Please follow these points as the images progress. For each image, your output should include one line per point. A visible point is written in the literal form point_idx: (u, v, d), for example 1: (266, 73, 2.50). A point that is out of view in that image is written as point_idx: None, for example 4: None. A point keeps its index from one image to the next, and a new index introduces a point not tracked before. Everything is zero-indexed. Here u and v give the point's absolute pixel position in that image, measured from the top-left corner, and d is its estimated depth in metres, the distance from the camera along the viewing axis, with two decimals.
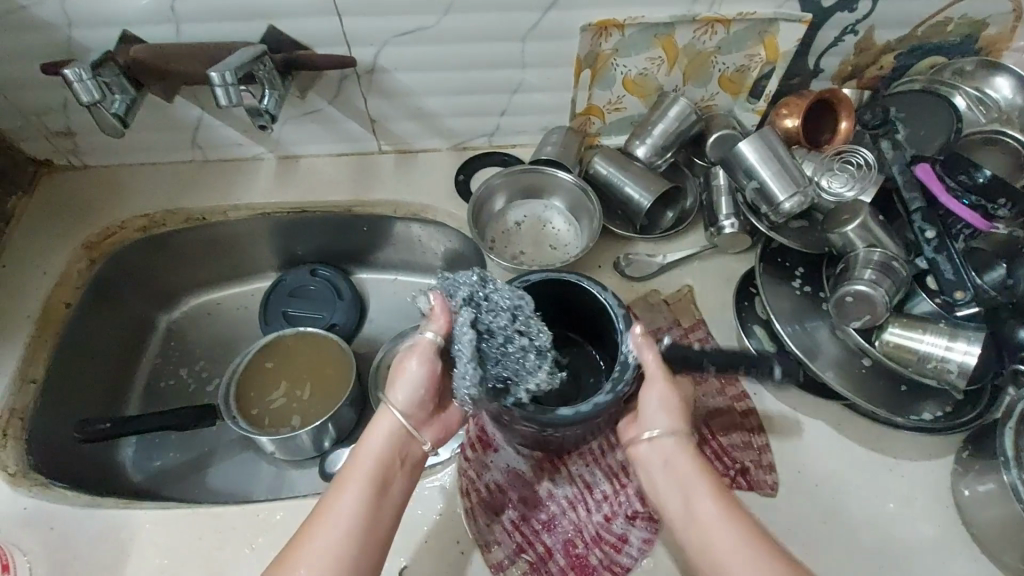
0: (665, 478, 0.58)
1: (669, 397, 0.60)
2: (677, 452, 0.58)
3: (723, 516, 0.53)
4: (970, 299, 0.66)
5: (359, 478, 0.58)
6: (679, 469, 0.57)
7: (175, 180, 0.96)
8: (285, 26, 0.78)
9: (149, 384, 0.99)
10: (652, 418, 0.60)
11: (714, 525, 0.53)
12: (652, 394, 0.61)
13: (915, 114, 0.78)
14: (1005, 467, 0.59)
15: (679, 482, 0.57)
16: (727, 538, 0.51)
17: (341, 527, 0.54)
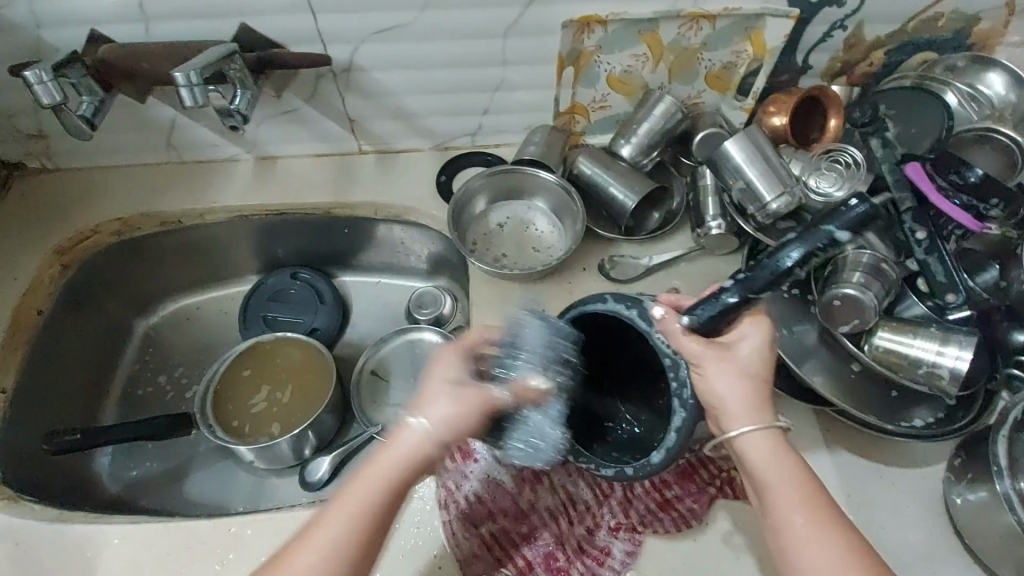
0: (755, 474, 0.54)
1: (739, 389, 0.55)
2: (772, 449, 0.54)
3: (812, 531, 0.50)
4: (962, 302, 0.64)
5: (371, 489, 0.52)
6: (770, 472, 0.53)
7: (150, 183, 0.94)
8: (258, 23, 0.76)
9: (126, 391, 0.97)
10: (738, 416, 0.55)
11: (806, 539, 0.50)
12: (715, 375, 0.56)
13: (905, 111, 0.76)
14: (998, 477, 0.57)
15: (769, 485, 0.53)
16: (825, 559, 0.49)
17: (325, 548, 0.50)
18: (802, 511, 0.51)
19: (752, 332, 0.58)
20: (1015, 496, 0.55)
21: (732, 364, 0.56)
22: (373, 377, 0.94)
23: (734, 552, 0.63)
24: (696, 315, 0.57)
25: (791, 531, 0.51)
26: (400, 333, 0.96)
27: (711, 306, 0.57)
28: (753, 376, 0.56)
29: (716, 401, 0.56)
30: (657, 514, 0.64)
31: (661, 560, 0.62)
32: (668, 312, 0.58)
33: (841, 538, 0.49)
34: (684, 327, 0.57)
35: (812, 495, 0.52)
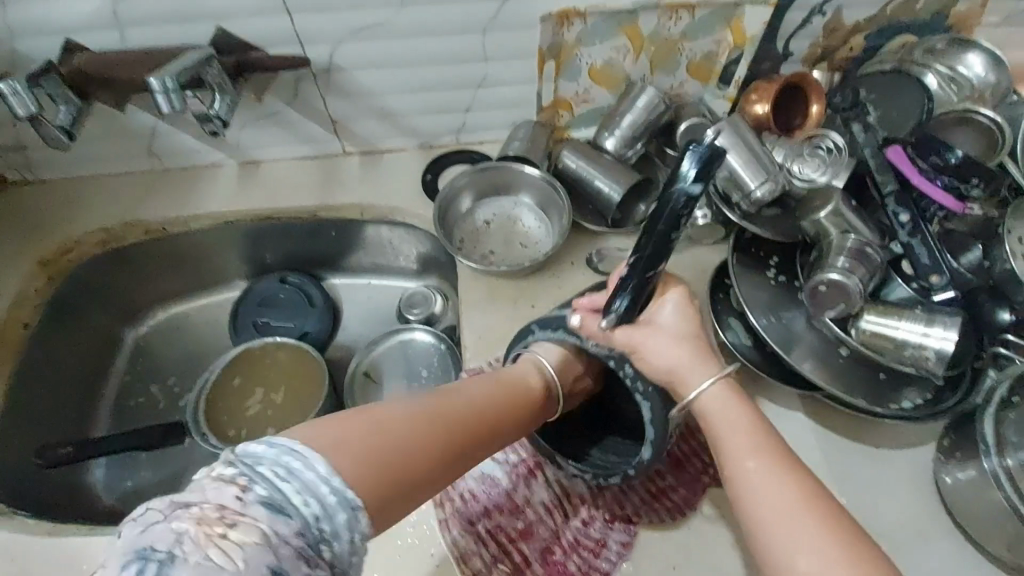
0: (718, 425, 0.54)
1: (686, 351, 0.57)
2: (729, 400, 0.55)
3: (766, 479, 0.49)
4: (946, 284, 0.66)
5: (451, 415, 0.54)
6: (724, 420, 0.54)
7: (133, 192, 0.93)
8: (235, 27, 0.75)
9: (118, 402, 0.97)
10: (694, 373, 0.57)
11: (757, 478, 0.50)
12: (655, 350, 0.58)
13: (884, 96, 0.77)
14: (985, 455, 0.57)
15: (723, 430, 0.54)
16: (777, 498, 0.48)
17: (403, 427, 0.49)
18: (756, 455, 0.51)
19: (668, 303, 0.60)
20: (1002, 473, 0.56)
21: (663, 336, 0.58)
22: (366, 379, 0.94)
23: (729, 540, 0.63)
24: (613, 313, 0.58)
25: (744, 472, 0.50)
26: (392, 334, 0.96)
27: (623, 296, 0.57)
28: (687, 337, 0.58)
29: (670, 371, 0.57)
30: (651, 504, 0.65)
31: (657, 550, 0.63)
32: (585, 317, 0.61)
33: (794, 479, 0.49)
34: (607, 326, 0.59)
35: (767, 443, 0.52)
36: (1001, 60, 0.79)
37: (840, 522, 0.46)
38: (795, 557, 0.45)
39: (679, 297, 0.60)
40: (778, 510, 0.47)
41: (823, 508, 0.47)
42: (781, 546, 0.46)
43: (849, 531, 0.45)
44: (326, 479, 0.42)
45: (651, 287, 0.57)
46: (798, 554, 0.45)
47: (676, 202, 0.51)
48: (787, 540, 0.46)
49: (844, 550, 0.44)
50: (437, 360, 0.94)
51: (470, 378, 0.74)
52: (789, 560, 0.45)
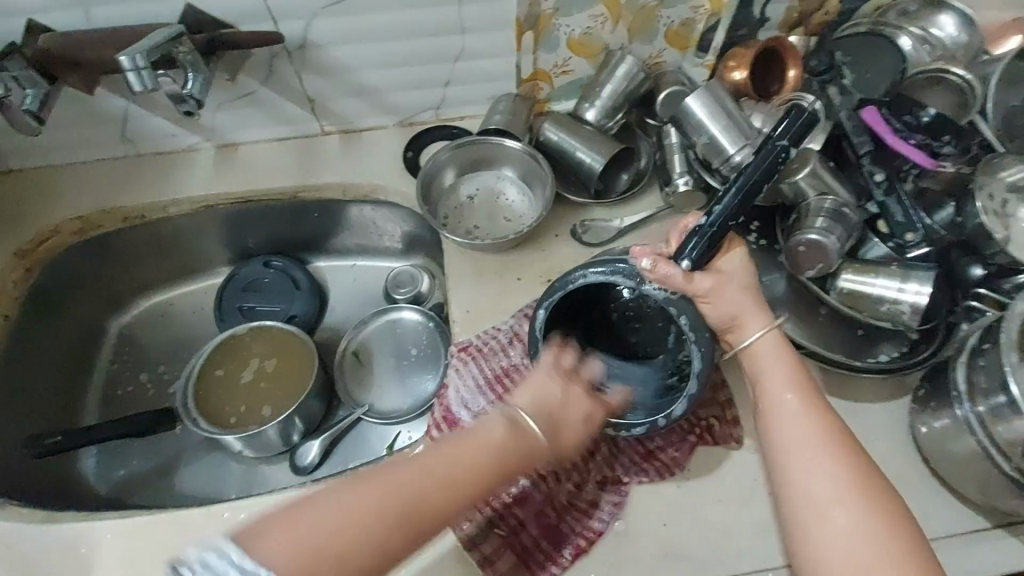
0: (767, 367, 0.57)
1: (739, 300, 0.59)
2: (778, 352, 0.58)
3: (804, 413, 0.53)
4: (921, 240, 0.67)
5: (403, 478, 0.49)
6: (770, 368, 0.57)
7: (108, 178, 0.91)
8: (204, 3, 0.73)
9: (105, 393, 0.96)
10: (751, 321, 0.59)
11: (792, 415, 0.53)
12: (728, 293, 0.58)
13: (860, 58, 0.78)
14: (958, 402, 0.60)
15: (766, 374, 0.57)
16: (802, 430, 0.52)
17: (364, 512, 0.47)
18: (795, 391, 0.55)
19: (735, 253, 0.60)
20: (974, 419, 0.59)
21: (732, 285, 0.59)
22: (357, 359, 0.95)
23: (713, 495, 0.65)
24: (690, 253, 0.57)
25: (781, 404, 0.55)
26: (380, 314, 0.96)
27: (696, 243, 0.58)
28: (746, 285, 0.60)
29: (728, 318, 0.59)
30: (640, 465, 0.66)
31: (648, 508, 0.65)
32: (658, 260, 0.56)
33: (822, 419, 0.53)
34: (685, 269, 0.57)
35: (806, 386, 0.56)
36: (971, 21, 0.80)
37: (861, 461, 0.50)
38: (812, 480, 0.50)
39: (740, 250, 0.61)
40: (802, 441, 0.52)
41: (846, 446, 0.51)
42: (800, 467, 0.51)
43: (865, 468, 0.50)
44: (239, 562, 0.43)
45: (722, 238, 0.59)
46: (818, 476, 0.50)
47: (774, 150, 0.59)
48: (808, 464, 0.50)
49: (859, 485, 0.49)
50: (426, 338, 0.95)
51: (459, 350, 0.74)
52: (806, 480, 0.50)
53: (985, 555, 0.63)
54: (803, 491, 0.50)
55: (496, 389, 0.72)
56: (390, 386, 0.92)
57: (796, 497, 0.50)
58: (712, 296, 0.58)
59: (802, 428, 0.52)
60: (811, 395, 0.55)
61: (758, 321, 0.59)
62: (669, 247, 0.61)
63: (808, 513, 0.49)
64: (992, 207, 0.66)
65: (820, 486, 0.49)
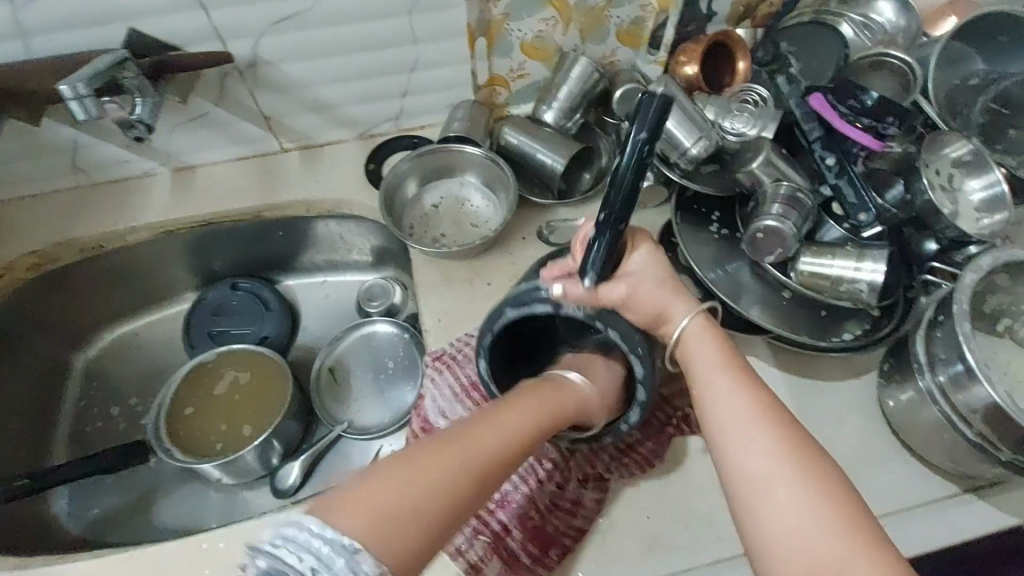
0: (700, 349, 0.57)
1: (665, 293, 0.58)
2: (705, 333, 0.58)
3: (737, 388, 0.53)
4: (874, 220, 0.69)
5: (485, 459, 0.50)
6: (699, 350, 0.57)
7: (62, 210, 0.88)
8: (148, 26, 0.72)
9: (73, 430, 0.93)
10: (675, 310, 0.59)
11: (724, 392, 0.53)
12: (644, 293, 0.58)
13: (804, 46, 0.80)
14: (920, 373, 0.62)
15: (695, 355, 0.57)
16: (738, 407, 0.51)
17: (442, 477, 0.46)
18: (727, 372, 0.54)
19: (639, 253, 0.59)
20: (936, 389, 0.60)
21: (643, 282, 0.58)
22: (332, 376, 0.94)
23: (694, 483, 0.66)
24: (592, 269, 0.55)
25: (713, 384, 0.54)
26: (354, 328, 0.95)
27: (595, 258, 0.55)
28: (658, 277, 0.58)
29: (654, 312, 0.58)
30: (621, 459, 0.67)
31: (630, 502, 0.65)
32: (567, 285, 0.56)
33: (755, 395, 0.52)
34: (592, 288, 0.55)
35: (739, 365, 0.55)
36: (908, 4, 0.83)
37: (795, 431, 0.49)
38: (745, 456, 0.49)
39: (645, 248, 0.60)
40: (735, 421, 0.51)
41: (778, 419, 0.50)
42: (736, 447, 0.49)
43: (800, 442, 0.48)
44: (320, 532, 0.40)
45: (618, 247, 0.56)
46: (754, 451, 0.48)
47: (636, 152, 0.49)
48: (742, 442, 0.49)
49: (795, 459, 0.47)
50: (403, 350, 0.94)
51: (433, 360, 0.74)
52: (741, 461, 0.48)
53: (958, 519, 0.64)
54: (741, 472, 0.48)
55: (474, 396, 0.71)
56: (369, 401, 0.92)
57: (736, 476, 0.48)
58: (630, 303, 0.57)
59: (739, 407, 0.51)
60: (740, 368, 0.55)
61: (685, 307, 0.59)
62: (575, 262, 0.59)
63: (748, 494, 0.47)
64: (940, 182, 0.69)
65: (758, 464, 0.48)
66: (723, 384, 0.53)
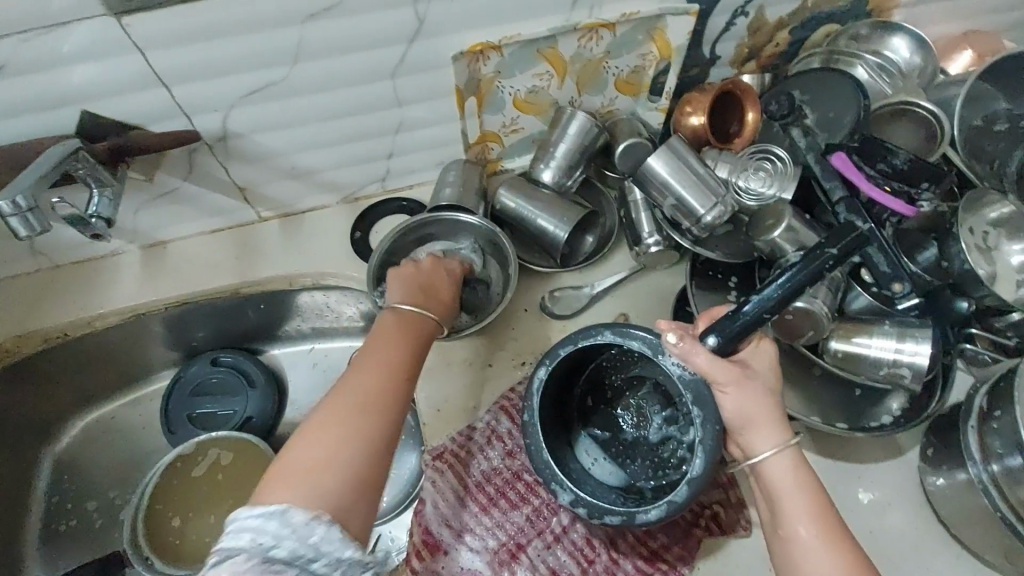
0: (785, 491, 0.50)
1: (759, 404, 0.53)
2: (792, 469, 0.51)
3: (823, 544, 0.48)
4: (908, 290, 0.62)
5: (346, 404, 0.52)
6: (786, 492, 0.50)
7: (22, 298, 0.81)
8: (102, 108, 0.65)
9: (46, 532, 0.86)
10: (763, 435, 0.52)
11: (812, 550, 0.48)
12: (740, 388, 0.53)
13: (818, 95, 0.73)
14: (969, 461, 0.56)
15: (778, 495, 0.50)
16: (826, 572, 0.46)
17: (328, 449, 0.50)
18: (814, 521, 0.49)
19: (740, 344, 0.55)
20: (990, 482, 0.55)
21: (756, 381, 0.53)
22: None
23: None
24: (719, 331, 0.52)
25: (801, 539, 0.48)
26: None
27: (730, 323, 0.53)
28: (768, 388, 0.54)
29: (738, 420, 0.53)
30: (647, 570, 0.61)
31: None
32: (683, 337, 0.53)
33: (848, 556, 0.47)
34: (708, 349, 0.52)
35: (824, 510, 0.49)
36: (925, 43, 0.77)
37: None
38: None
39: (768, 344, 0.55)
40: None
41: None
42: None
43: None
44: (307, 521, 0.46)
45: (755, 329, 0.53)
46: None
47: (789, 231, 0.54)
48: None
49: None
50: None
51: (433, 459, 0.67)
52: None
53: None
54: None
55: (476, 498, 0.65)
56: None
57: None
58: (733, 387, 0.52)
59: (829, 571, 0.47)
60: (825, 519, 0.49)
61: (771, 433, 0.52)
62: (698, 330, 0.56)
63: None
64: (975, 244, 0.63)
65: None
66: (810, 543, 0.48)
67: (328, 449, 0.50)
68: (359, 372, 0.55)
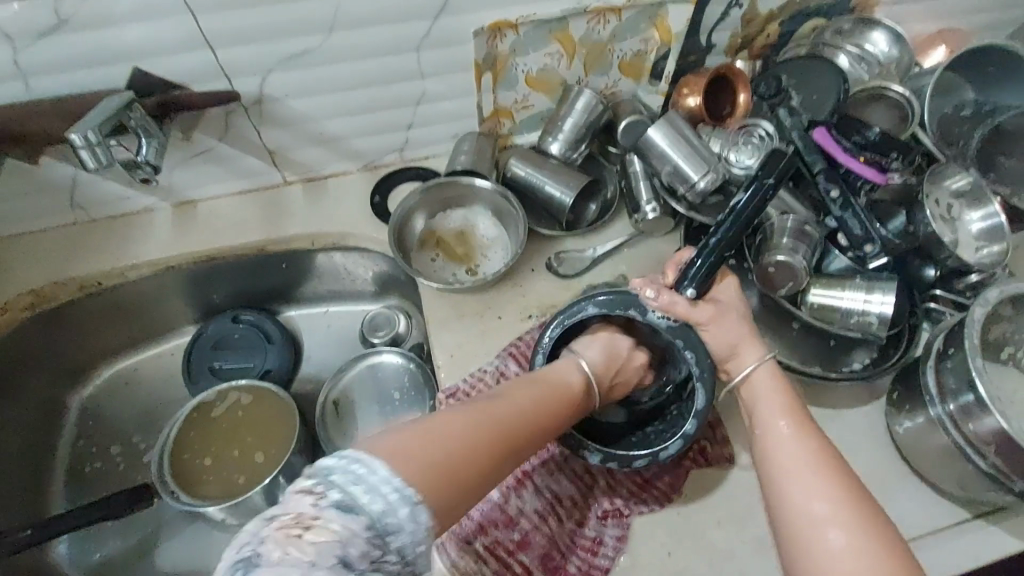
0: (765, 397, 0.59)
1: (736, 331, 0.62)
2: (773, 383, 0.60)
3: (795, 434, 0.55)
4: (879, 251, 0.69)
5: (510, 414, 0.53)
6: (767, 399, 0.59)
7: (60, 248, 0.86)
8: (152, 66, 0.71)
9: (71, 472, 0.91)
10: (743, 356, 0.62)
11: (784, 438, 0.55)
12: (723, 323, 0.62)
13: (803, 79, 0.81)
14: (931, 404, 0.63)
15: (759, 402, 0.59)
16: (796, 454, 0.53)
17: (473, 441, 0.48)
18: (788, 418, 0.56)
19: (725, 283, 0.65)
20: (947, 418, 0.62)
21: (731, 313, 0.63)
22: (337, 408, 0.92)
23: (713, 517, 0.66)
24: (691, 279, 0.62)
25: (775, 431, 0.56)
26: (359, 359, 0.94)
27: (696, 270, 0.62)
28: (742, 316, 0.63)
29: (722, 350, 0.62)
30: (639, 495, 0.67)
31: (648, 539, 0.65)
32: (661, 291, 0.62)
33: (816, 444, 0.54)
34: (688, 298, 0.62)
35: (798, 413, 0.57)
36: (902, 37, 0.85)
37: (850, 479, 0.50)
38: (803, 499, 0.50)
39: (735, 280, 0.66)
40: (792, 467, 0.52)
41: (841, 473, 0.51)
42: (794, 490, 0.51)
43: (860, 495, 0.49)
44: (388, 479, 0.42)
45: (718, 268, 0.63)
46: (813, 496, 0.50)
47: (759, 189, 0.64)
48: (804, 485, 0.50)
49: (856, 513, 0.48)
50: (408, 380, 0.93)
51: (447, 397, 0.73)
52: (800, 503, 0.50)
53: (968, 545, 0.66)
54: (800, 514, 0.50)
55: None
56: (376, 433, 0.91)
57: (795, 516, 0.50)
58: (711, 324, 0.62)
59: (798, 454, 0.53)
60: (801, 418, 0.56)
61: (751, 352, 0.61)
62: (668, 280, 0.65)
63: (803, 535, 0.49)
64: (940, 213, 0.71)
65: (818, 507, 0.49)
66: (783, 432, 0.55)
67: (470, 443, 0.48)
68: (522, 390, 0.57)
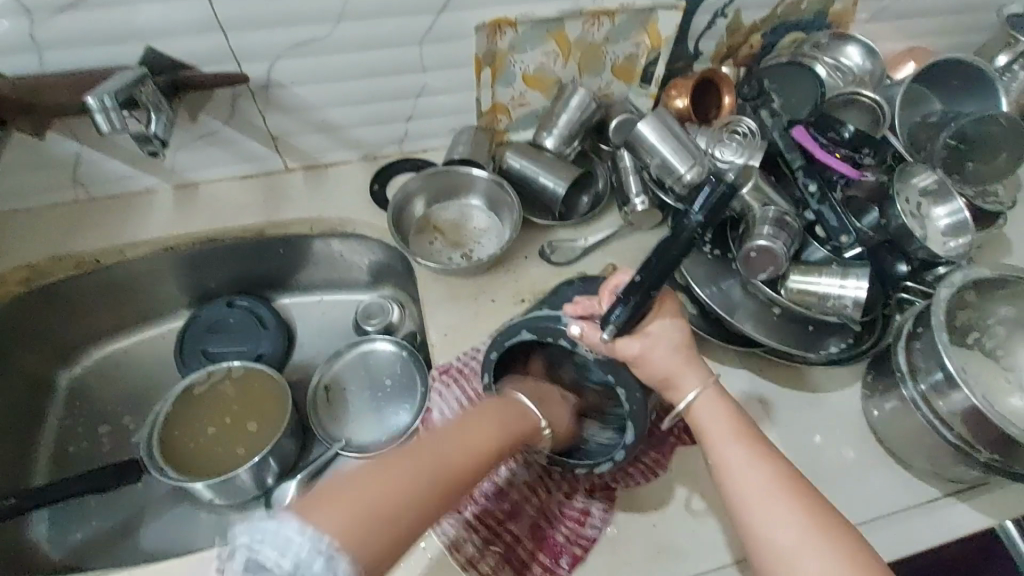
0: (713, 425, 0.58)
1: (675, 361, 0.60)
2: (715, 404, 0.59)
3: (752, 457, 0.55)
4: (853, 242, 0.74)
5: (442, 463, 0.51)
6: (713, 423, 0.59)
7: (59, 225, 0.88)
8: (165, 46, 0.74)
9: (56, 452, 0.91)
10: (685, 380, 0.60)
11: (739, 466, 0.55)
12: (657, 357, 0.59)
13: (784, 84, 0.87)
14: (903, 383, 0.66)
15: (708, 429, 0.58)
16: (755, 481, 0.53)
17: (404, 483, 0.47)
18: (740, 441, 0.57)
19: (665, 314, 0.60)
20: (918, 397, 0.65)
21: (663, 343, 0.59)
22: (329, 393, 0.93)
23: (697, 491, 0.69)
24: (610, 324, 0.58)
25: (732, 458, 0.56)
26: (353, 345, 0.96)
27: (619, 311, 0.57)
28: (679, 346, 0.60)
29: (662, 376, 0.60)
30: (625, 470, 0.69)
31: (635, 512, 0.67)
32: (586, 327, 0.60)
33: (771, 463, 0.55)
34: (607, 340, 0.59)
35: (747, 431, 0.58)
36: (875, 50, 0.91)
37: (812, 500, 0.52)
38: (772, 529, 0.51)
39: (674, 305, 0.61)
40: (756, 496, 0.53)
41: (801, 493, 0.52)
42: (763, 522, 0.52)
43: (822, 512, 0.51)
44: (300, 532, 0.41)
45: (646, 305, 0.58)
46: (780, 528, 0.51)
47: None
48: (771, 517, 0.51)
49: (823, 535, 0.50)
50: (400, 368, 0.94)
51: (441, 373, 0.76)
52: (771, 537, 0.51)
53: (937, 521, 0.69)
54: (774, 548, 0.50)
55: None
56: (366, 419, 0.92)
57: (767, 549, 0.51)
58: (641, 364, 0.60)
59: (757, 481, 0.53)
60: (752, 440, 0.57)
61: (694, 378, 0.60)
62: (603, 308, 0.62)
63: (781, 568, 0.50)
64: (910, 209, 0.76)
65: (787, 539, 0.50)
66: (739, 459, 0.55)
67: (400, 485, 0.47)
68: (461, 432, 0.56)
